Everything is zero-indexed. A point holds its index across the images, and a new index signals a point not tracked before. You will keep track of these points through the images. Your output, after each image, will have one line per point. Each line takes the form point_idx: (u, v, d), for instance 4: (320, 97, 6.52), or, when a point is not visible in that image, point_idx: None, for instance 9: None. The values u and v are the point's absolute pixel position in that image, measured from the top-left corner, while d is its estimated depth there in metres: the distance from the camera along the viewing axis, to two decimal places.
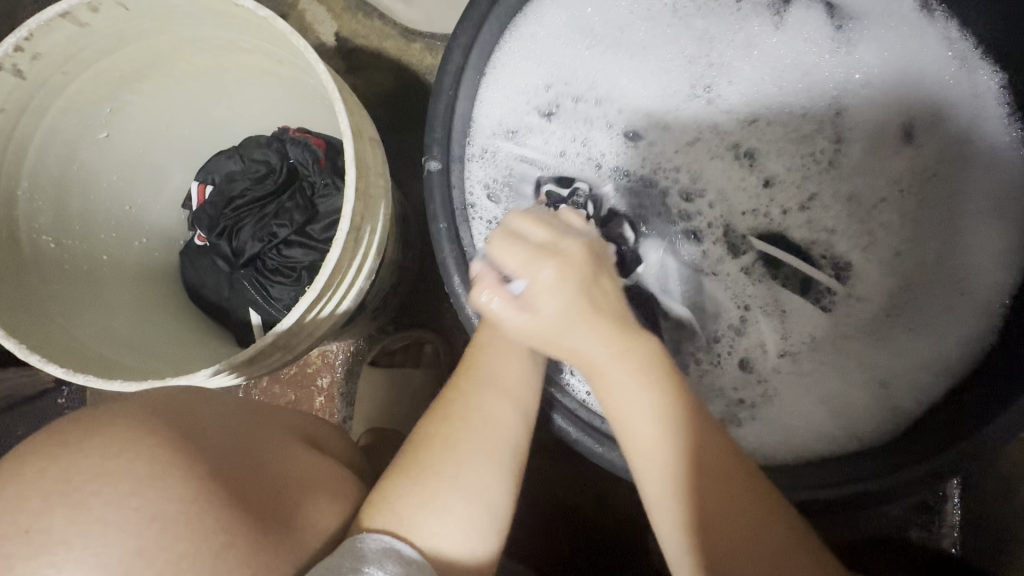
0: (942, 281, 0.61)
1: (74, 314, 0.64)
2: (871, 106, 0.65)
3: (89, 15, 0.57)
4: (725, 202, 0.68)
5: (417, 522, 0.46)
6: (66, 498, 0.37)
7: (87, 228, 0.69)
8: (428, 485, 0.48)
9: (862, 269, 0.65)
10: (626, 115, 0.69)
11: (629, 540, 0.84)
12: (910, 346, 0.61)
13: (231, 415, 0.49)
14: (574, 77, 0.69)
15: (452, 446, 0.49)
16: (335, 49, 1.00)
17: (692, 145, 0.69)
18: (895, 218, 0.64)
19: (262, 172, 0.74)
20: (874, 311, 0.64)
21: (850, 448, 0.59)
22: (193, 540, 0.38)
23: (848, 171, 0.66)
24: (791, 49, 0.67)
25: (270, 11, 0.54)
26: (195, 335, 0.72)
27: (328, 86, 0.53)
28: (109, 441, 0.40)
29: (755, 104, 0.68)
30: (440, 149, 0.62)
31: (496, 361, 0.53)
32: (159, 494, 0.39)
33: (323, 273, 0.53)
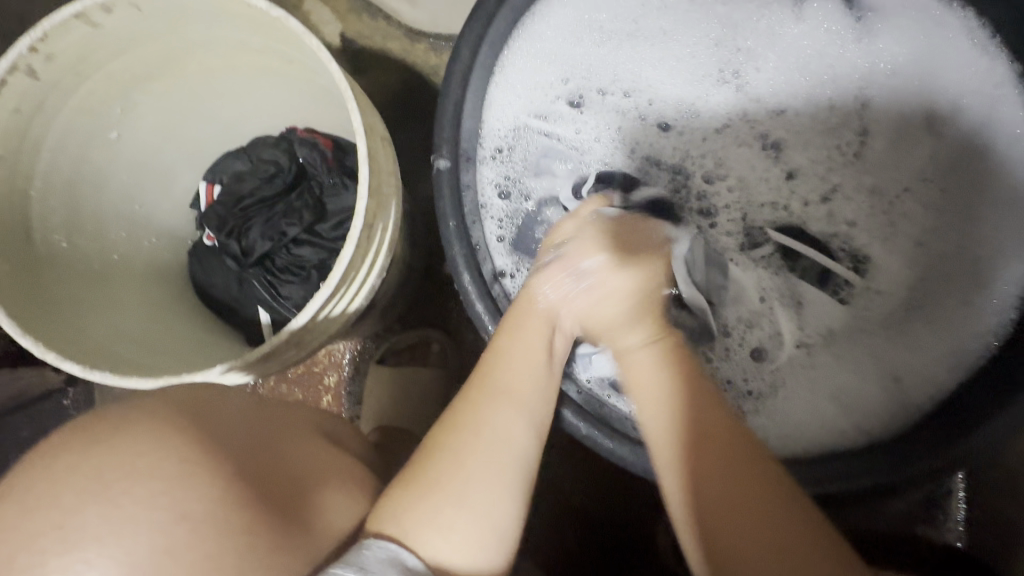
0: (961, 274, 0.61)
1: (87, 313, 0.64)
2: (895, 97, 0.65)
3: (102, 16, 0.58)
4: (746, 191, 0.67)
5: (424, 538, 0.46)
6: (99, 497, 0.37)
7: (99, 228, 0.69)
8: (437, 502, 0.47)
9: (883, 262, 0.64)
10: (657, 106, 0.69)
11: (637, 538, 0.84)
12: (930, 340, 0.61)
13: (249, 413, 0.49)
14: (598, 68, 0.69)
15: (462, 461, 0.49)
16: (341, 50, 1.01)
17: (720, 133, 0.68)
18: (916, 209, 0.64)
19: (271, 172, 0.75)
20: (895, 305, 0.63)
21: (860, 443, 0.59)
22: (218, 539, 0.39)
23: (875, 162, 0.66)
24: (815, 40, 0.66)
25: (282, 11, 0.54)
26: (205, 334, 0.72)
27: (340, 85, 0.53)
28: (138, 440, 0.39)
29: (779, 95, 0.67)
30: (449, 148, 0.63)
31: (510, 373, 0.53)
32: (187, 494, 0.39)
33: (337, 270, 0.54)
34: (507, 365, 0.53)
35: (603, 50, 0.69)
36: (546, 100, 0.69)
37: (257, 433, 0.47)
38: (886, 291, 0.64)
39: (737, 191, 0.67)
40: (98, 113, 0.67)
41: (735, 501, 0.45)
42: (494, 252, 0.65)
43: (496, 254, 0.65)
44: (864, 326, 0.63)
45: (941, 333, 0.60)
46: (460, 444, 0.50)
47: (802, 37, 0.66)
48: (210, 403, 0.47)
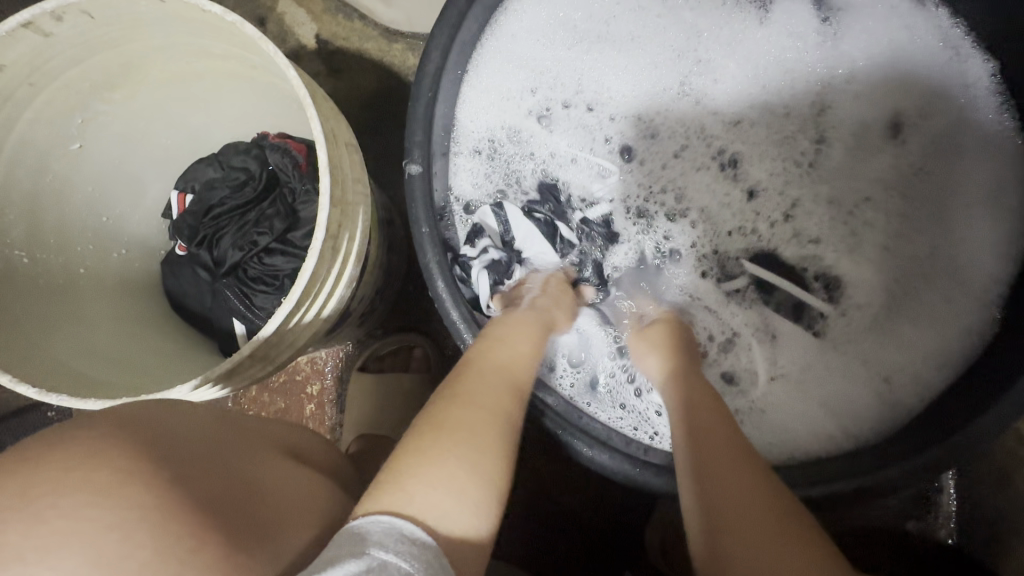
0: (942, 273, 0.60)
1: (50, 330, 0.62)
2: (857, 102, 0.64)
3: (53, 24, 0.56)
4: (708, 218, 0.67)
5: (425, 503, 0.40)
6: (21, 513, 0.34)
7: (63, 241, 0.68)
8: (440, 460, 0.43)
9: (856, 279, 0.63)
10: (620, 125, 0.68)
11: (628, 540, 0.84)
12: (909, 340, 0.60)
13: (201, 423, 0.46)
14: (559, 82, 0.68)
15: (464, 425, 0.46)
16: (316, 52, 0.99)
17: (678, 155, 0.68)
18: (882, 216, 0.63)
19: (240, 179, 0.73)
20: (874, 315, 0.62)
21: (844, 444, 0.58)
22: (157, 545, 0.35)
23: (830, 173, 0.65)
24: (773, 45, 0.66)
25: (237, 16, 0.53)
26: (177, 346, 0.71)
27: (299, 91, 0.51)
28: (68, 450, 0.36)
29: (738, 104, 0.67)
30: (420, 153, 0.60)
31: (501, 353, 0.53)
32: (122, 503, 0.35)
33: (300, 281, 0.52)
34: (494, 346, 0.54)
35: (572, 53, 0.68)
36: (517, 112, 0.68)
37: (211, 441, 0.45)
38: (864, 305, 0.62)
39: (700, 223, 0.67)
40: (57, 124, 0.65)
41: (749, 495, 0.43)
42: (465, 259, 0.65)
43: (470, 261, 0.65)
44: (848, 334, 0.62)
45: (924, 332, 0.59)
46: (460, 412, 0.47)
47: (769, 42, 0.66)
48: (154, 413, 0.44)
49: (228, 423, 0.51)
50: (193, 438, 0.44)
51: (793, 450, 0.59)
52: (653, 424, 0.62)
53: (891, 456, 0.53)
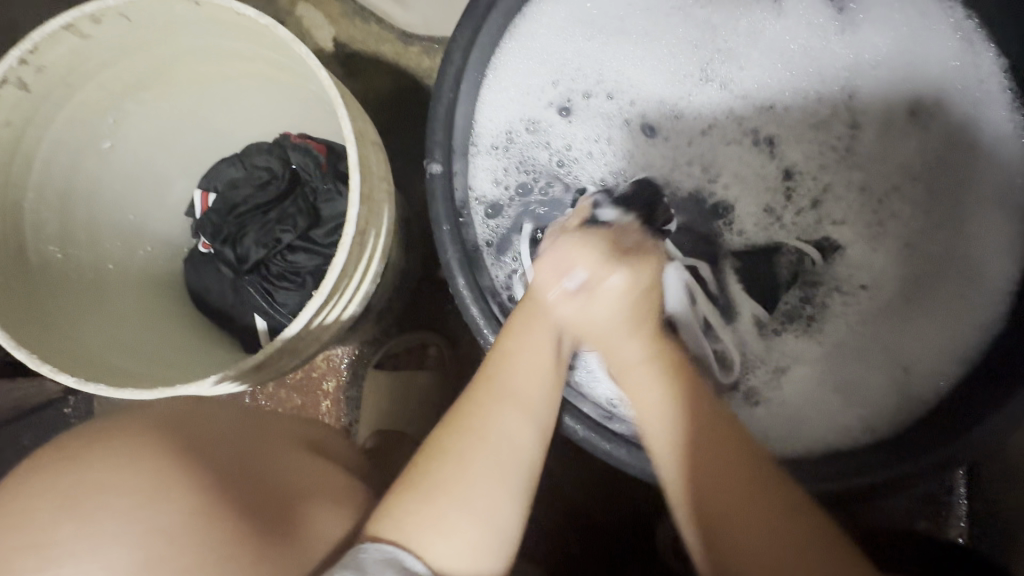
0: (957, 269, 0.61)
1: (82, 324, 0.64)
2: (881, 89, 0.65)
3: (92, 27, 0.57)
4: (741, 185, 0.67)
5: (426, 540, 0.44)
6: (73, 512, 0.40)
7: (93, 238, 0.69)
8: (439, 506, 0.45)
9: (868, 260, 0.64)
10: (640, 107, 0.69)
11: (640, 536, 0.85)
12: (930, 329, 0.61)
13: (233, 428, 0.50)
14: (580, 74, 0.69)
15: (465, 464, 0.47)
16: (334, 54, 1.01)
17: (707, 131, 0.68)
18: (907, 208, 0.64)
19: (264, 178, 0.75)
20: (891, 299, 0.62)
21: (862, 439, 0.59)
22: (195, 548, 0.40)
23: (867, 152, 0.65)
24: (795, 35, 0.67)
25: (271, 18, 0.54)
26: (199, 342, 0.72)
27: (330, 92, 0.53)
28: (112, 455, 0.42)
29: (766, 89, 0.67)
30: (441, 153, 0.62)
31: (521, 379, 0.51)
32: (161, 505, 0.40)
33: (330, 277, 0.53)
34: (513, 370, 0.52)
35: (592, 48, 0.69)
36: (538, 105, 0.69)
37: (246, 444, 0.49)
38: (869, 287, 0.63)
39: (741, 181, 0.67)
40: (90, 123, 0.67)
41: (733, 508, 0.45)
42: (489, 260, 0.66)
43: (493, 264, 0.66)
44: (859, 318, 0.63)
45: (935, 324, 0.60)
46: (461, 447, 0.48)
47: (786, 34, 0.67)
48: (196, 419, 0.49)
49: (258, 421, 0.55)
50: (232, 444, 0.48)
51: (812, 443, 0.60)
52: None
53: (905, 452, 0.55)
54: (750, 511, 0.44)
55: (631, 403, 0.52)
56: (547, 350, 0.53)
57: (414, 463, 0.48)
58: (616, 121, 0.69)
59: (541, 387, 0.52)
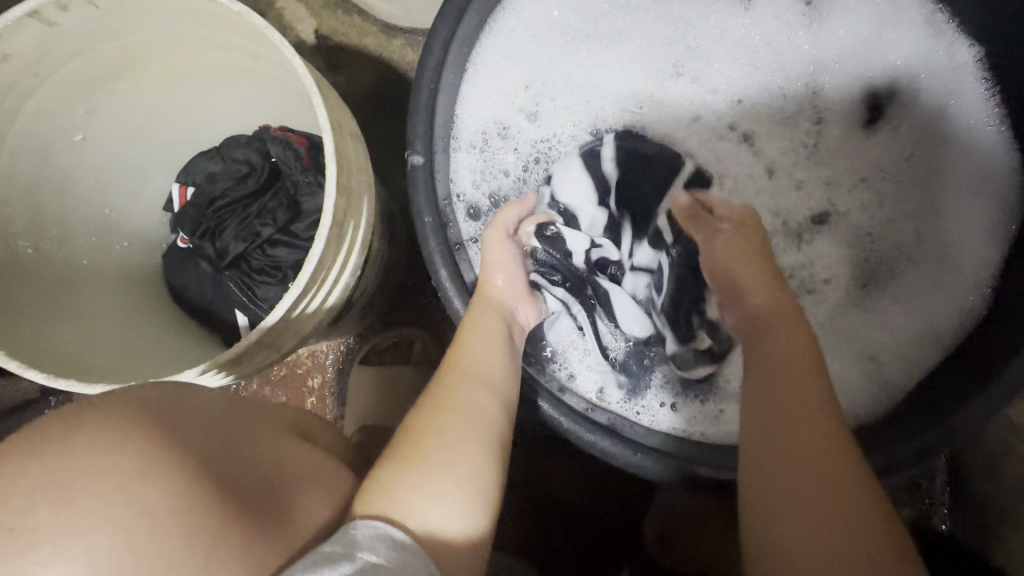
0: (930, 257, 0.62)
1: (56, 320, 0.63)
2: (846, 85, 0.66)
3: (58, 14, 0.56)
4: (728, 182, 0.68)
5: (413, 504, 0.43)
6: (49, 494, 0.34)
7: (66, 232, 0.68)
8: (421, 470, 0.45)
9: (834, 253, 0.65)
10: (614, 106, 0.69)
11: (629, 527, 0.85)
12: (902, 319, 0.62)
13: (218, 408, 0.46)
14: (550, 76, 0.69)
15: (442, 432, 0.49)
16: (315, 47, 0.99)
17: (692, 124, 0.69)
18: (871, 199, 0.65)
19: (242, 172, 0.74)
20: (852, 287, 0.64)
21: (849, 425, 0.59)
22: (182, 535, 0.36)
23: (836, 139, 0.67)
24: (763, 31, 0.67)
25: (243, 5, 0.53)
26: (179, 337, 0.71)
27: (305, 81, 0.52)
28: (95, 434, 0.36)
29: (738, 87, 0.68)
30: (422, 143, 0.61)
31: (478, 354, 0.55)
32: (149, 490, 0.36)
33: (307, 268, 0.53)
34: (474, 351, 0.55)
35: (562, 49, 0.69)
36: (511, 110, 0.69)
37: (235, 429, 0.46)
38: (831, 280, 0.65)
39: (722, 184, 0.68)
40: (61, 115, 0.66)
41: (813, 464, 0.43)
42: (472, 253, 0.65)
43: (475, 257, 0.65)
44: (831, 314, 0.64)
45: (907, 310, 0.62)
46: (437, 419, 0.50)
47: (760, 29, 0.67)
48: (183, 396, 0.45)
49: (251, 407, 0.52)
50: (213, 424, 0.44)
51: None
52: (653, 407, 0.63)
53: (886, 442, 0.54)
54: (816, 464, 0.43)
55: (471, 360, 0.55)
56: (499, 334, 0.57)
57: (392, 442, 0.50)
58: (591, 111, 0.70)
59: (501, 357, 0.56)
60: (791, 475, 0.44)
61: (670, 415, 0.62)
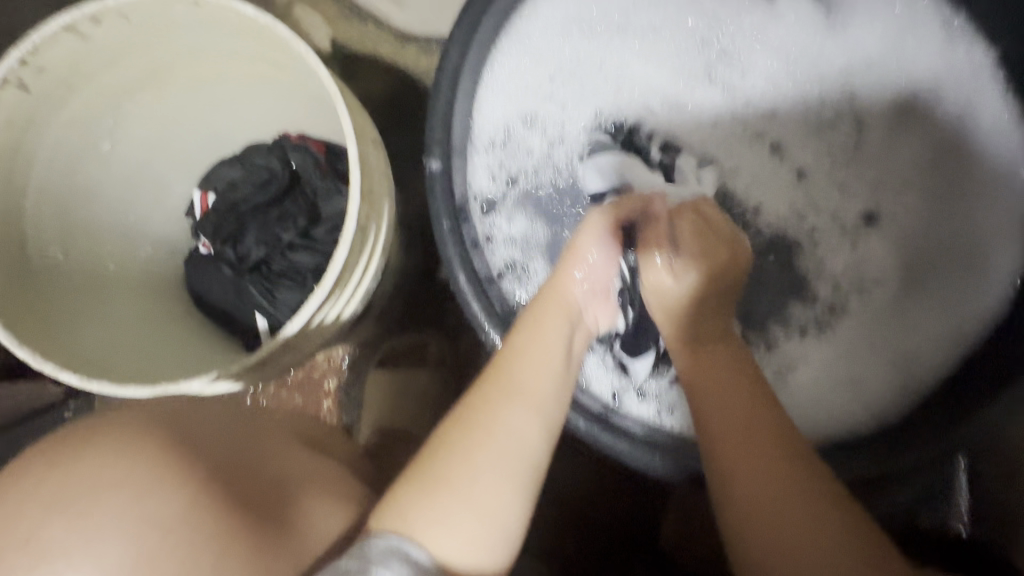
0: (961, 263, 0.61)
1: (84, 325, 0.65)
2: (882, 88, 0.65)
3: (91, 27, 0.58)
4: (758, 186, 0.67)
5: (433, 535, 0.43)
6: (64, 506, 0.38)
7: (94, 238, 0.69)
8: (444, 500, 0.44)
9: (870, 255, 0.64)
10: (644, 96, 0.69)
11: (643, 533, 0.85)
12: (937, 322, 0.61)
13: (227, 421, 0.47)
14: (579, 66, 0.69)
15: (470, 458, 0.46)
16: (331, 55, 1.01)
17: (715, 125, 0.68)
18: (915, 200, 0.64)
19: (264, 178, 0.75)
20: (893, 293, 0.63)
21: (869, 427, 0.59)
22: (187, 542, 0.38)
23: (877, 142, 0.66)
24: (791, 38, 0.67)
25: (269, 17, 0.55)
26: (201, 341, 0.73)
27: (329, 89, 0.53)
28: (101, 453, 0.40)
29: (773, 91, 0.67)
30: (440, 149, 0.63)
31: (526, 368, 0.51)
32: (150, 502, 0.39)
33: (331, 271, 0.54)
34: (521, 364, 0.51)
35: (589, 44, 0.69)
36: (533, 100, 0.69)
37: (235, 435, 0.46)
38: (878, 283, 0.64)
39: (749, 186, 0.67)
40: (90, 124, 0.68)
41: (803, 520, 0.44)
42: (487, 247, 0.65)
43: (491, 250, 0.65)
44: (871, 317, 0.63)
45: (942, 314, 0.61)
46: (469, 440, 0.47)
47: (778, 32, 0.67)
48: (191, 410, 0.47)
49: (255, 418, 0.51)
50: (222, 432, 0.46)
51: (820, 433, 0.60)
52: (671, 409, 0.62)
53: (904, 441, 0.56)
54: (796, 513, 0.44)
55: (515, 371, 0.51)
56: (554, 336, 0.54)
57: (426, 449, 0.48)
58: (616, 102, 0.69)
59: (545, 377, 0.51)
60: (768, 525, 0.45)
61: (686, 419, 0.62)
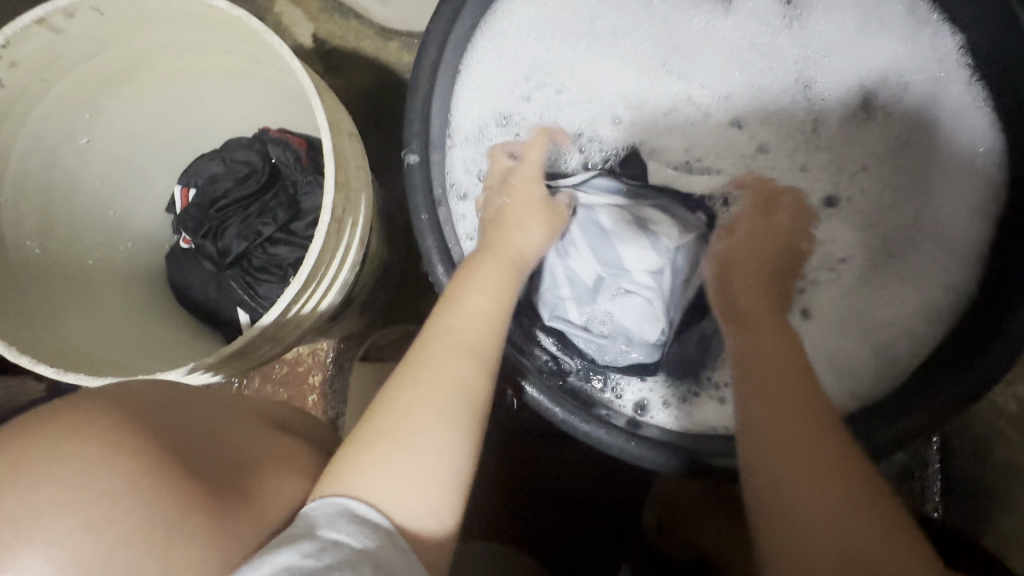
0: (927, 239, 0.65)
1: (63, 318, 0.65)
2: (836, 73, 0.69)
3: (65, 21, 0.58)
4: (719, 160, 0.71)
5: (371, 486, 0.44)
6: (21, 478, 0.35)
7: (73, 232, 0.70)
8: (382, 451, 0.45)
9: (838, 234, 0.68)
10: (611, 101, 0.72)
11: (627, 517, 0.86)
12: (901, 294, 0.65)
13: (197, 402, 0.46)
14: (552, 69, 0.72)
15: (412, 411, 0.47)
16: (313, 50, 1.01)
17: (668, 117, 0.72)
18: (875, 183, 0.68)
19: (245, 172, 0.75)
20: (861, 269, 0.67)
21: (851, 403, 0.62)
22: (145, 511, 0.36)
23: (828, 142, 0.70)
24: (748, 30, 0.70)
25: (244, 11, 0.55)
26: (184, 334, 0.73)
27: (304, 83, 0.54)
28: (73, 414, 0.38)
29: (727, 85, 0.72)
30: (418, 142, 0.63)
31: (466, 320, 0.53)
32: (109, 472, 0.36)
33: (307, 263, 0.55)
34: (460, 308, 0.53)
35: (563, 46, 0.72)
36: (510, 101, 0.71)
37: (209, 417, 0.45)
38: (847, 260, 0.68)
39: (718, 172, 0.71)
40: (67, 119, 0.68)
41: (791, 457, 0.46)
42: (460, 232, 0.67)
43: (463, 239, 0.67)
44: (846, 298, 0.67)
45: (909, 287, 0.64)
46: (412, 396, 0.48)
47: (742, 24, 0.70)
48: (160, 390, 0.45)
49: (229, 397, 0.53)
50: (189, 412, 0.44)
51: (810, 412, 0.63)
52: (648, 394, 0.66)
53: (889, 416, 0.58)
54: (788, 458, 0.46)
55: (451, 319, 0.53)
56: (498, 288, 0.56)
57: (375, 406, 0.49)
58: (588, 115, 0.72)
59: (486, 321, 0.53)
60: (773, 458, 0.47)
61: (670, 408, 0.65)
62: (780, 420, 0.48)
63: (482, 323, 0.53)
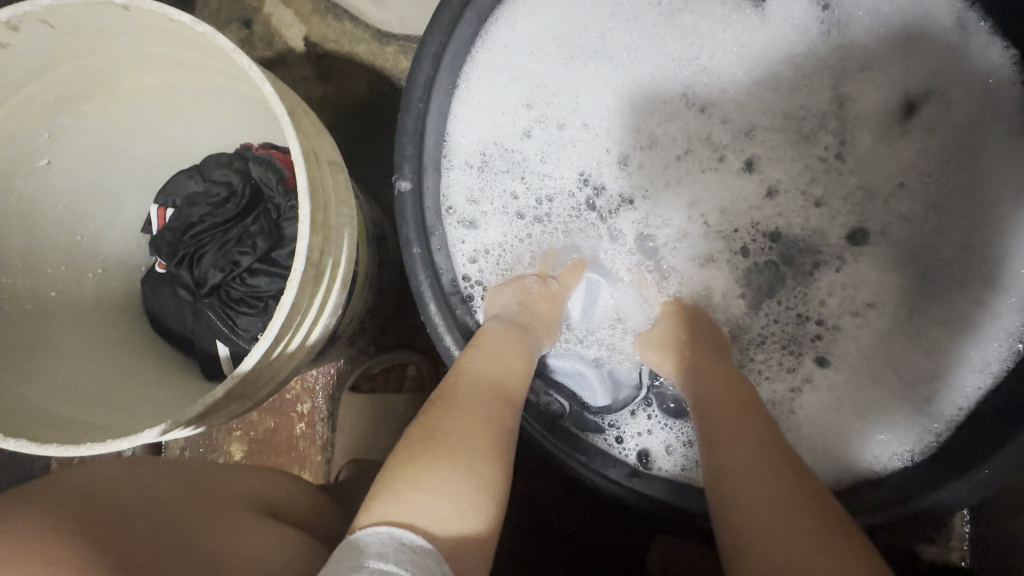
0: (972, 278, 0.58)
1: (19, 362, 0.58)
2: (874, 90, 0.62)
3: (10, 36, 0.51)
4: (722, 214, 0.64)
5: (416, 502, 0.39)
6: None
7: (32, 264, 0.64)
8: (425, 469, 0.41)
9: (864, 275, 0.62)
10: (618, 137, 0.65)
11: (634, 561, 0.81)
12: (947, 340, 0.58)
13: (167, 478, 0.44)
14: (555, 97, 0.65)
15: (447, 429, 0.44)
16: (304, 55, 0.94)
17: (680, 158, 0.65)
18: (917, 206, 0.61)
19: (221, 196, 0.69)
20: (895, 315, 0.60)
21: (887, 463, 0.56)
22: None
23: (856, 167, 0.62)
24: (776, 43, 0.63)
25: (209, 26, 0.48)
26: (156, 371, 0.67)
27: (275, 110, 0.47)
28: (16, 522, 0.34)
29: (750, 108, 0.64)
30: (410, 168, 0.56)
31: (493, 358, 0.52)
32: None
33: (278, 316, 0.48)
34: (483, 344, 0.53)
35: (568, 68, 0.64)
36: (511, 133, 0.64)
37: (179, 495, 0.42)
38: (875, 304, 0.61)
39: (721, 213, 0.64)
40: (24, 139, 0.61)
41: (768, 489, 0.42)
42: (457, 259, 0.62)
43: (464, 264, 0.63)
44: (872, 342, 0.61)
45: (953, 333, 0.57)
46: (445, 419, 0.45)
47: (771, 34, 0.63)
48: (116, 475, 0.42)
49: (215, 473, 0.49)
50: (159, 490, 0.41)
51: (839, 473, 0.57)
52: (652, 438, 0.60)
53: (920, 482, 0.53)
54: (763, 489, 0.42)
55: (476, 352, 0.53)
56: (514, 337, 0.55)
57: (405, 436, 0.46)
58: (593, 150, 0.66)
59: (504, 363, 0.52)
60: (750, 487, 0.42)
61: (675, 455, 0.60)
62: (754, 454, 0.45)
63: (505, 361, 0.52)
